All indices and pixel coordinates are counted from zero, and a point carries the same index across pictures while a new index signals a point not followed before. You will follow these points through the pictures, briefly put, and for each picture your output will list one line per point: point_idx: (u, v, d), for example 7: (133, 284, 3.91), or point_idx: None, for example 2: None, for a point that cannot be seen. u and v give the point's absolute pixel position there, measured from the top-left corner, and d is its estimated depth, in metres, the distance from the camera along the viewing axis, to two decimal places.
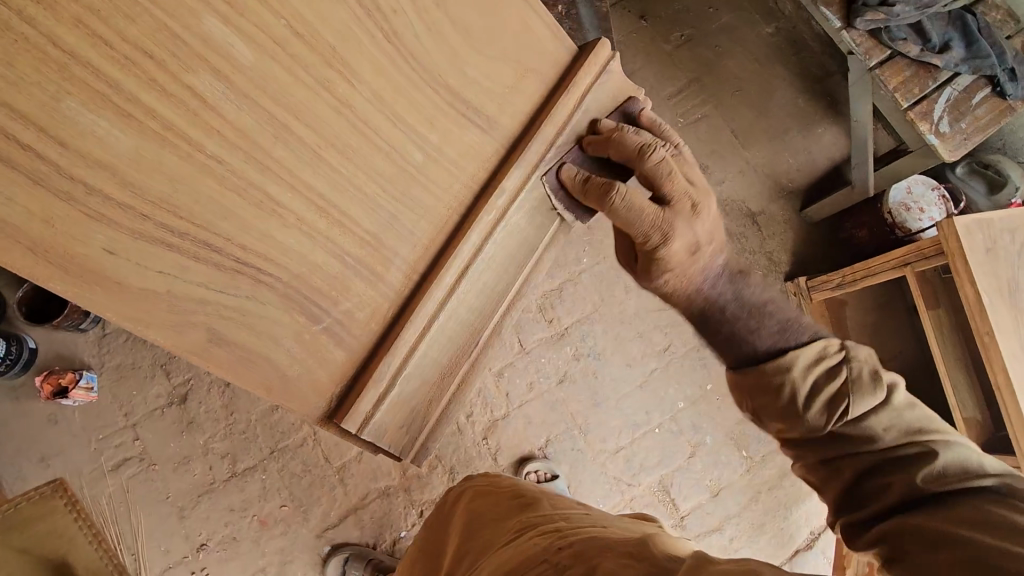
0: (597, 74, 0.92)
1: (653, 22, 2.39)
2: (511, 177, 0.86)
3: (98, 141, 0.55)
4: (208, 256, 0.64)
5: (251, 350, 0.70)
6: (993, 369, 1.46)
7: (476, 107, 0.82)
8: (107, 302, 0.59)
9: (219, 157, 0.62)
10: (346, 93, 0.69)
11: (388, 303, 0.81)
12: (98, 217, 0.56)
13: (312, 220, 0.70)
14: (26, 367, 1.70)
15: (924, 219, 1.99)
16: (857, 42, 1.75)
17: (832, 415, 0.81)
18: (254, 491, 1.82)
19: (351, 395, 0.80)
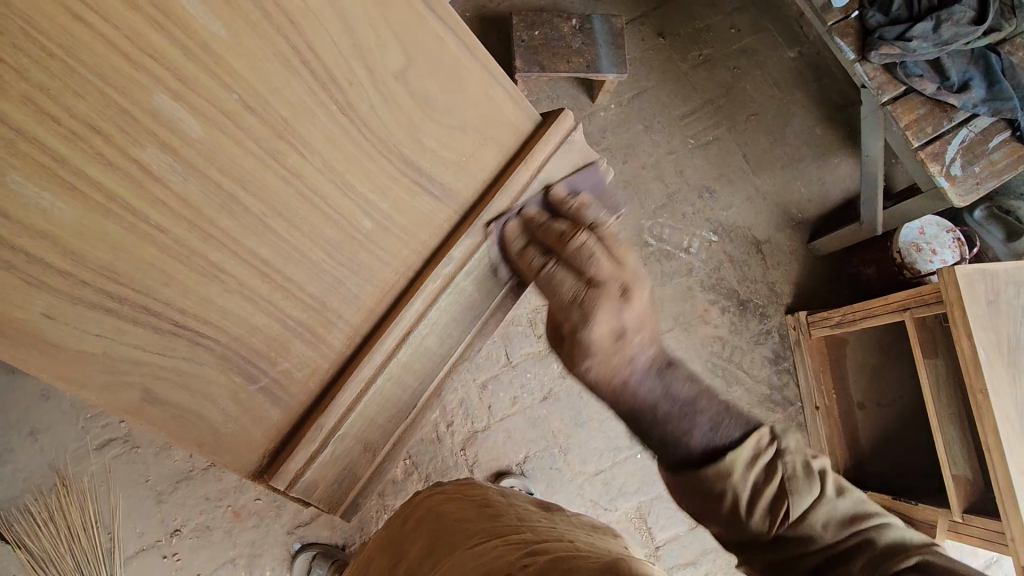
0: (554, 146, 0.91)
1: (671, 39, 2.36)
2: (458, 247, 0.86)
3: (41, 214, 0.55)
4: (147, 320, 0.65)
5: (184, 408, 0.71)
6: (986, 431, 1.40)
7: (429, 173, 0.82)
8: (43, 362, 0.60)
9: (163, 227, 0.62)
10: (297, 163, 0.69)
11: (327, 364, 0.82)
12: (37, 284, 0.57)
13: (253, 285, 0.71)
14: None
15: (935, 261, 1.92)
16: (870, 75, 1.72)
17: (808, 462, 0.78)
18: (231, 482, 1.85)
19: (283, 452, 0.80)
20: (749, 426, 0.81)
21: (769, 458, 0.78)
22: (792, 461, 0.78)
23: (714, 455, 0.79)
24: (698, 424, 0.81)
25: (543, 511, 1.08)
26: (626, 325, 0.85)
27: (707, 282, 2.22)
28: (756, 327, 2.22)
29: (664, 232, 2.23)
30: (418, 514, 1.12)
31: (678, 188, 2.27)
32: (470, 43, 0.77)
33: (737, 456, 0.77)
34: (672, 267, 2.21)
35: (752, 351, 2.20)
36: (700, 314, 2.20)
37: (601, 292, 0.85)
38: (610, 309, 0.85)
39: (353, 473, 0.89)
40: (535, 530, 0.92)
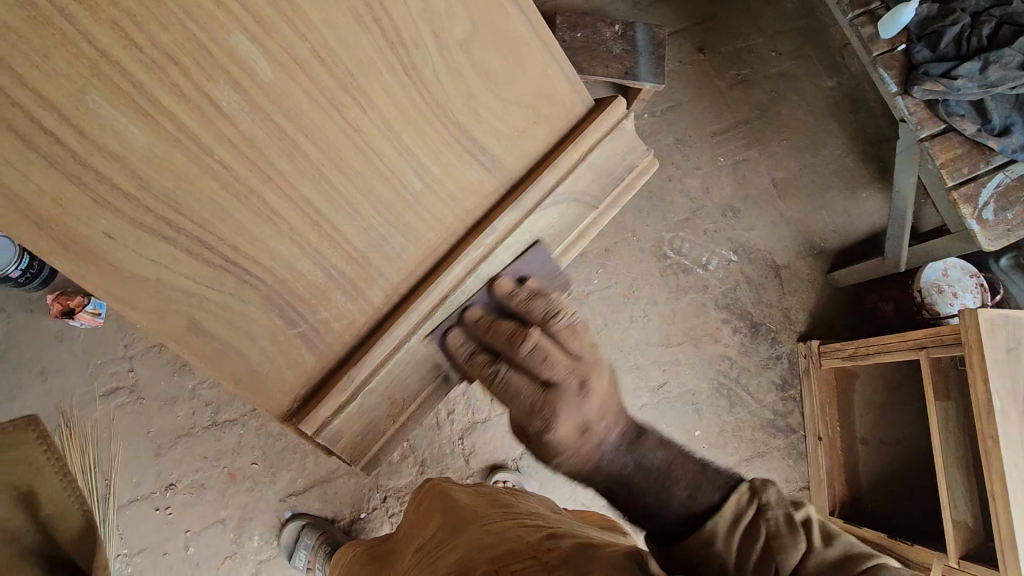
0: (604, 132, 0.92)
1: (710, 56, 2.37)
2: (501, 220, 0.85)
3: (115, 136, 0.57)
4: (199, 251, 0.66)
5: (224, 343, 0.73)
6: (992, 478, 1.38)
7: (483, 147, 0.82)
8: (100, 280, 0.62)
9: (226, 163, 0.64)
10: (358, 118, 0.70)
11: (365, 319, 0.83)
12: (100, 203, 0.58)
13: (304, 232, 0.72)
14: (43, 283, 1.81)
15: (954, 305, 1.92)
16: (910, 109, 1.72)
17: (790, 514, 0.74)
18: (230, 444, 1.87)
19: (313, 399, 0.81)
20: (729, 485, 0.80)
21: (750, 513, 0.76)
22: (774, 514, 0.75)
23: (694, 522, 0.78)
24: (674, 492, 0.81)
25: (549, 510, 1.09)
26: (592, 419, 0.84)
27: (721, 301, 2.22)
28: (766, 351, 2.21)
29: (684, 246, 2.22)
30: (429, 496, 1.15)
31: (702, 205, 2.26)
32: (534, 20, 0.77)
33: (715, 525, 0.75)
34: (688, 282, 2.20)
35: (760, 375, 2.19)
36: (711, 332, 2.19)
37: (560, 396, 0.84)
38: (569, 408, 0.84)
39: (378, 426, 0.91)
40: (543, 521, 0.92)
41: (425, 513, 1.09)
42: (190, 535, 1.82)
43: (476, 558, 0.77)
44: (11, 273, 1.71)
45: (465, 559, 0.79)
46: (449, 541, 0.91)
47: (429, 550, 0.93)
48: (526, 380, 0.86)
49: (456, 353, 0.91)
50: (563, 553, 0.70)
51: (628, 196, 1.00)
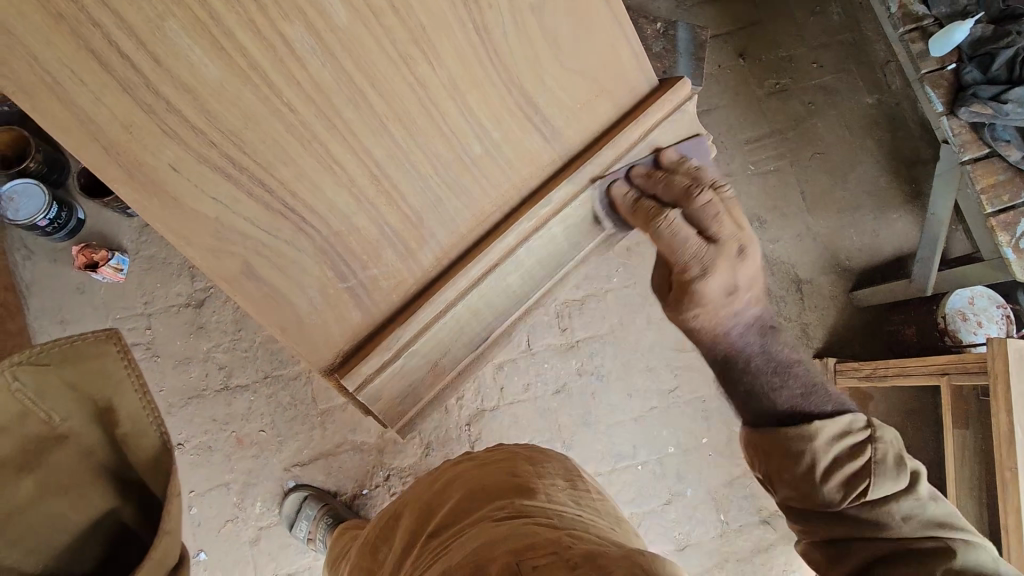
0: (667, 111, 0.90)
1: (750, 62, 2.33)
2: (558, 191, 0.85)
3: (189, 66, 0.58)
4: (260, 195, 0.68)
5: (277, 290, 0.73)
6: (1008, 509, 1.35)
7: (545, 114, 0.82)
8: (161, 213, 0.64)
9: (292, 105, 0.65)
10: (425, 73, 0.70)
11: (412, 280, 0.82)
12: (168, 134, 0.61)
13: (363, 185, 0.73)
14: (69, 234, 1.84)
15: (978, 334, 1.88)
16: (955, 131, 1.69)
17: (899, 453, 0.91)
18: (239, 409, 1.88)
19: (356, 354, 0.80)
20: (842, 408, 0.97)
21: (860, 437, 0.93)
22: (883, 448, 0.91)
23: (800, 416, 0.96)
24: (787, 388, 0.99)
25: (570, 486, 1.09)
26: (739, 284, 0.97)
27: None
28: None
29: None
30: (445, 478, 1.15)
31: None
32: None
33: (824, 427, 0.92)
34: None
35: None
36: None
37: (723, 248, 0.93)
38: (729, 266, 0.95)
39: (416, 388, 0.90)
40: (560, 513, 0.93)
41: (443, 489, 1.11)
42: (194, 495, 1.83)
43: (493, 548, 0.78)
44: (39, 222, 1.73)
45: (483, 546, 0.80)
46: (467, 528, 0.91)
47: (445, 534, 0.95)
48: (694, 232, 0.93)
49: (619, 201, 0.93)
50: (587, 553, 0.73)
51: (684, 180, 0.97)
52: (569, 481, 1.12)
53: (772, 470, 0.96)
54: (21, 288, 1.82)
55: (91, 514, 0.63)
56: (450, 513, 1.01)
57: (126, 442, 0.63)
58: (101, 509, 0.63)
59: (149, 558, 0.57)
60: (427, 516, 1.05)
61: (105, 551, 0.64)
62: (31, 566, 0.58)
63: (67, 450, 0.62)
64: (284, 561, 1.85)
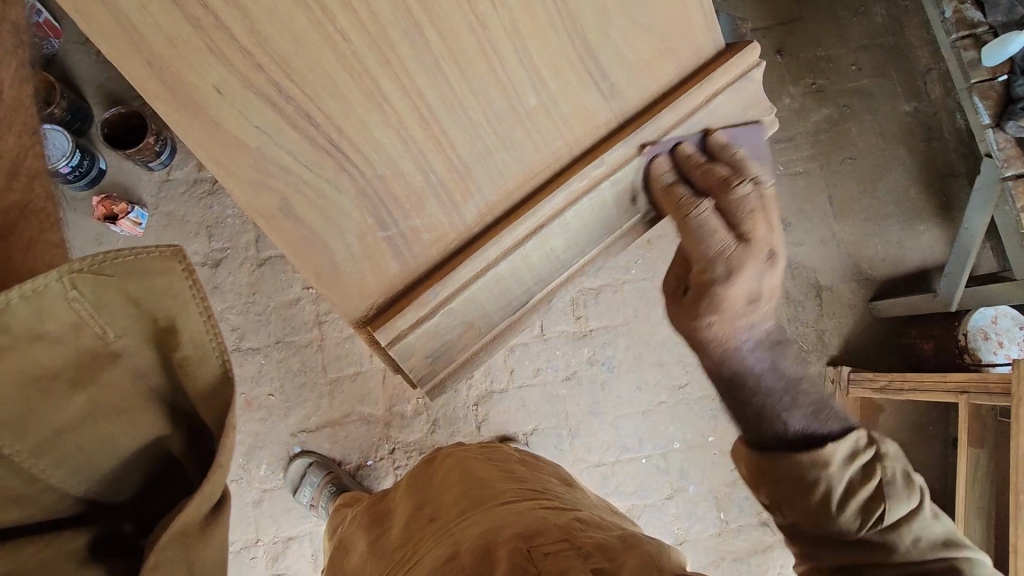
0: (734, 77, 0.86)
1: (788, 58, 2.27)
2: (614, 151, 0.82)
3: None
4: (306, 128, 0.64)
5: (315, 233, 0.70)
6: (1020, 531, 1.34)
7: (606, 69, 0.78)
8: (202, 138, 0.60)
9: (346, 34, 0.61)
10: (487, 13, 0.67)
11: (454, 235, 0.79)
12: (215, 52, 0.57)
13: (411, 127, 0.70)
14: (89, 184, 1.83)
15: (999, 355, 1.86)
16: (1000, 145, 1.64)
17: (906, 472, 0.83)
18: (250, 371, 1.88)
19: (390, 308, 0.78)
20: (847, 425, 0.87)
21: (867, 458, 0.84)
22: (891, 467, 0.83)
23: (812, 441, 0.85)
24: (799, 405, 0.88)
25: (565, 485, 1.15)
26: (762, 290, 0.90)
27: None
28: None
29: None
30: (445, 465, 1.17)
31: None
32: None
33: (835, 450, 0.82)
34: None
35: None
36: None
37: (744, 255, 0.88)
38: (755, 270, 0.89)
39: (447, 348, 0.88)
40: (565, 501, 0.97)
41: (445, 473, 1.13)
42: None
43: (500, 531, 0.79)
44: (61, 168, 1.72)
45: (491, 529, 0.81)
46: (472, 512, 0.92)
47: (451, 513, 0.96)
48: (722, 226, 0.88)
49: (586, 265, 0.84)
50: (598, 542, 0.74)
51: (742, 153, 0.94)
52: (566, 483, 1.17)
53: (782, 496, 0.84)
54: None
55: (146, 439, 0.56)
56: (455, 493, 1.03)
57: (183, 370, 0.53)
58: (151, 437, 0.56)
59: (194, 500, 0.52)
60: (427, 501, 1.07)
61: (151, 480, 0.60)
62: (76, 487, 0.55)
63: (122, 372, 0.53)
64: (286, 524, 1.87)
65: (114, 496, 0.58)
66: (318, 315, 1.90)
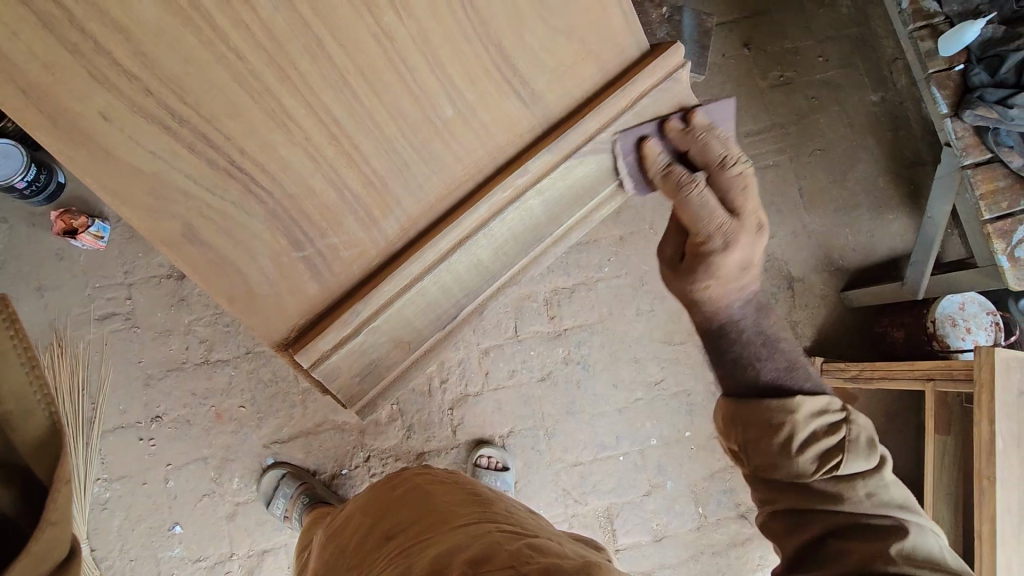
0: (657, 78, 0.88)
1: (755, 52, 2.27)
2: (536, 159, 0.83)
3: (120, 3, 0.54)
4: (204, 150, 0.64)
5: (224, 257, 0.71)
6: (982, 516, 1.36)
7: (523, 76, 0.80)
8: (89, 166, 0.60)
9: (241, 53, 0.61)
10: (391, 25, 0.67)
11: (375, 251, 0.80)
12: (98, 79, 0.57)
13: (320, 145, 0.70)
14: (48, 199, 1.79)
15: (966, 340, 1.83)
16: (958, 134, 1.66)
17: (869, 438, 0.88)
18: (220, 383, 1.85)
19: (314, 329, 0.78)
20: (820, 389, 0.93)
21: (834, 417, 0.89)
22: (856, 431, 0.87)
23: None
24: None
25: (527, 510, 1.12)
26: None
27: None
28: None
29: None
30: (404, 484, 1.14)
31: None
32: None
33: (804, 401, 0.88)
34: None
35: None
36: None
37: (707, 248, 0.98)
38: (745, 241, 0.99)
39: (379, 367, 0.90)
40: (521, 526, 0.95)
41: (398, 493, 1.11)
42: (171, 468, 1.82)
43: (450, 558, 0.77)
44: (16, 184, 1.67)
45: (443, 555, 0.79)
46: (425, 534, 0.91)
47: (402, 538, 0.94)
48: (607, 307, 0.91)
49: (489, 303, 0.87)
50: (545, 564, 0.73)
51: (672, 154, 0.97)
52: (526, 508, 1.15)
53: None
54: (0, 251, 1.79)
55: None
56: (407, 518, 1.00)
57: (7, 424, 0.56)
58: None
59: (24, 557, 0.53)
60: (385, 517, 1.04)
61: None
62: None
63: None
64: (260, 537, 1.85)
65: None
66: None
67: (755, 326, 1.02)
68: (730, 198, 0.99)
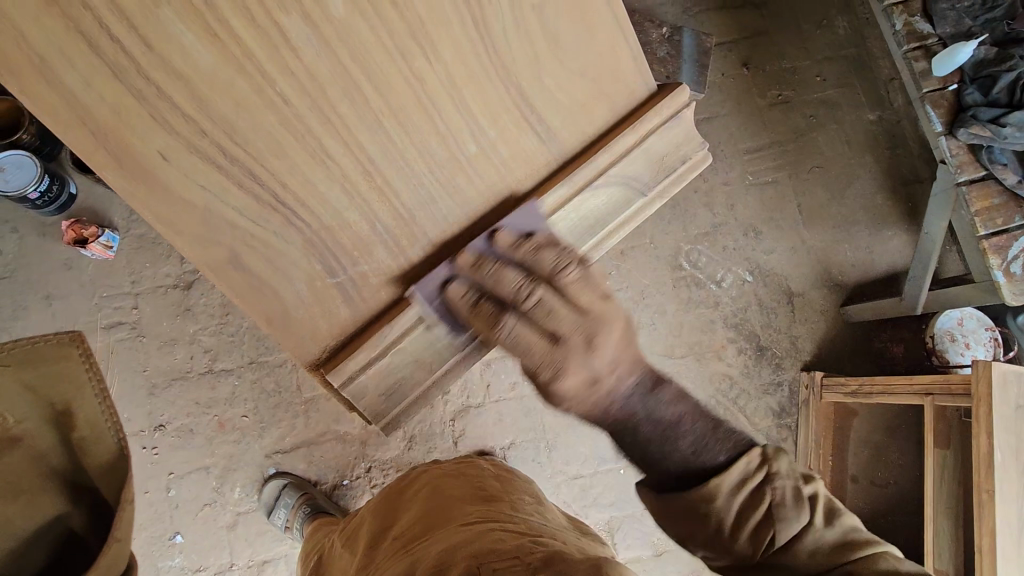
0: (664, 117, 0.93)
1: (754, 71, 2.32)
2: (550, 192, 0.86)
3: (182, 54, 0.62)
4: (251, 185, 0.71)
5: (264, 282, 0.77)
6: (981, 532, 1.36)
7: (541, 114, 0.85)
8: (147, 197, 0.67)
9: (286, 96, 0.68)
10: (422, 68, 0.74)
11: (399, 278, 0.83)
12: (160, 122, 0.64)
13: (354, 178, 0.76)
14: (59, 209, 1.82)
15: (965, 356, 1.87)
16: (952, 152, 1.69)
17: (797, 487, 0.81)
18: (223, 393, 1.87)
19: (344, 349, 0.82)
20: (737, 448, 0.85)
21: (758, 480, 0.82)
22: (784, 483, 0.81)
23: (694, 478, 0.84)
24: (680, 448, 0.86)
25: (535, 501, 1.13)
26: (600, 371, 0.86)
27: (729, 319, 2.18)
28: (768, 376, 2.18)
29: (701, 260, 2.19)
30: (416, 484, 1.15)
31: (724, 221, 2.23)
32: None
33: (721, 481, 0.82)
34: (699, 296, 2.17)
35: (758, 399, 2.16)
36: (716, 349, 2.15)
37: (566, 354, 0.85)
38: (580, 363, 0.85)
39: (403, 387, 0.90)
40: (527, 522, 0.95)
41: (407, 495, 1.12)
42: (173, 477, 1.83)
43: (453, 554, 0.78)
44: (29, 194, 1.71)
45: (443, 553, 0.79)
46: (431, 532, 0.92)
47: (410, 537, 0.95)
48: (565, 311, 0.84)
49: (457, 303, 0.84)
50: (546, 557, 0.74)
51: (678, 186, 0.98)
52: (537, 500, 1.15)
53: (683, 535, 0.83)
54: (11, 260, 1.82)
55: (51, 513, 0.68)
56: (417, 518, 1.01)
57: (81, 447, 0.68)
58: (51, 515, 0.68)
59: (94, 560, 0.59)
60: (398, 519, 1.05)
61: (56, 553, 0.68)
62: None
63: (22, 452, 0.67)
64: (260, 548, 1.85)
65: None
66: None
67: (647, 411, 0.88)
68: (570, 296, 0.85)
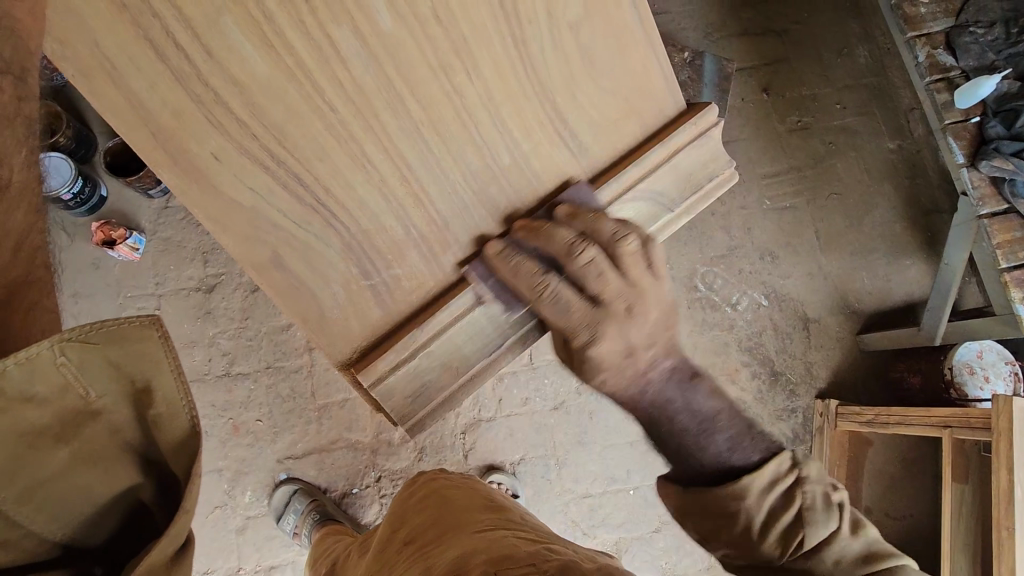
0: (691, 136, 0.94)
1: (774, 97, 2.34)
2: (580, 205, 0.89)
3: (239, 63, 0.65)
4: (295, 188, 0.74)
5: (303, 282, 0.79)
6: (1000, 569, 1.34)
7: (573, 128, 0.87)
8: (199, 197, 0.71)
9: (334, 106, 0.71)
10: (462, 82, 0.77)
11: (433, 281, 0.86)
12: (214, 125, 0.67)
13: (392, 184, 0.79)
14: (90, 211, 1.87)
15: (984, 389, 1.85)
16: (974, 184, 1.69)
17: None
18: (239, 396, 1.89)
19: (374, 350, 0.84)
20: None
21: None
22: None
23: None
24: None
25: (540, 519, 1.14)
26: None
27: (744, 342, 2.17)
28: (781, 402, 2.16)
29: (716, 283, 2.19)
30: (423, 490, 1.16)
31: (739, 244, 2.23)
32: (643, 16, 0.83)
33: None
34: (714, 319, 2.17)
35: (770, 425, 2.14)
36: (729, 373, 2.14)
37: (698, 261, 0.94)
38: None
39: (431, 390, 0.91)
40: (536, 531, 0.95)
41: (414, 501, 1.13)
42: None
43: (467, 560, 0.78)
44: (63, 195, 1.77)
45: (456, 559, 0.80)
46: (441, 540, 0.92)
47: (419, 544, 0.95)
48: None
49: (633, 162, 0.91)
50: (561, 566, 0.74)
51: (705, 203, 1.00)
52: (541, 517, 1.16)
53: None
54: None
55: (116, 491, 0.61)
56: (423, 525, 1.02)
57: (157, 423, 0.60)
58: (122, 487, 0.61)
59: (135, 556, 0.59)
60: (405, 526, 1.05)
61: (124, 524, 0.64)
62: (55, 532, 0.59)
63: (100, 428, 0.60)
64: (267, 553, 1.85)
65: (86, 540, 0.62)
66: (309, 342, 1.92)
67: None
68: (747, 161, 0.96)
